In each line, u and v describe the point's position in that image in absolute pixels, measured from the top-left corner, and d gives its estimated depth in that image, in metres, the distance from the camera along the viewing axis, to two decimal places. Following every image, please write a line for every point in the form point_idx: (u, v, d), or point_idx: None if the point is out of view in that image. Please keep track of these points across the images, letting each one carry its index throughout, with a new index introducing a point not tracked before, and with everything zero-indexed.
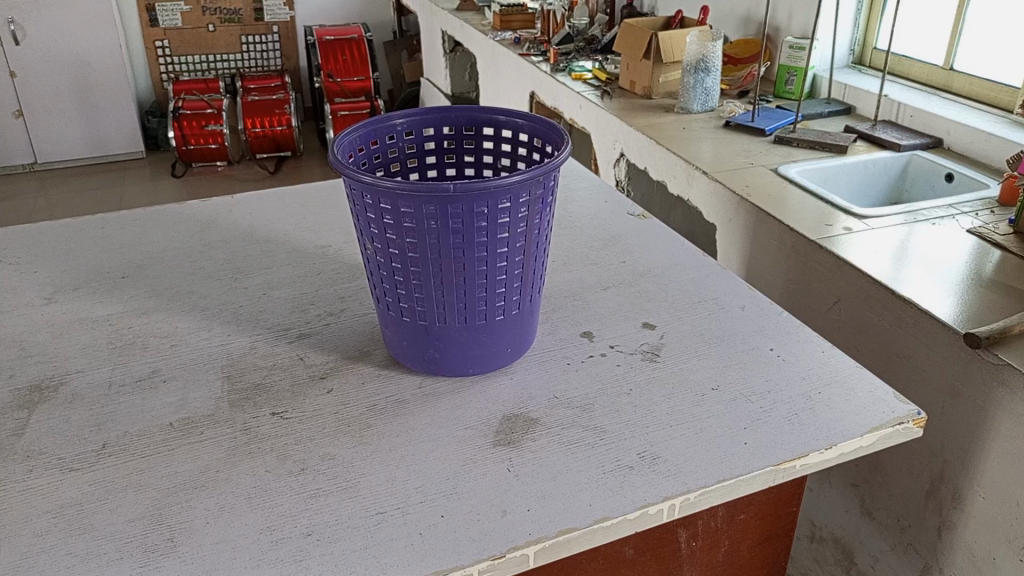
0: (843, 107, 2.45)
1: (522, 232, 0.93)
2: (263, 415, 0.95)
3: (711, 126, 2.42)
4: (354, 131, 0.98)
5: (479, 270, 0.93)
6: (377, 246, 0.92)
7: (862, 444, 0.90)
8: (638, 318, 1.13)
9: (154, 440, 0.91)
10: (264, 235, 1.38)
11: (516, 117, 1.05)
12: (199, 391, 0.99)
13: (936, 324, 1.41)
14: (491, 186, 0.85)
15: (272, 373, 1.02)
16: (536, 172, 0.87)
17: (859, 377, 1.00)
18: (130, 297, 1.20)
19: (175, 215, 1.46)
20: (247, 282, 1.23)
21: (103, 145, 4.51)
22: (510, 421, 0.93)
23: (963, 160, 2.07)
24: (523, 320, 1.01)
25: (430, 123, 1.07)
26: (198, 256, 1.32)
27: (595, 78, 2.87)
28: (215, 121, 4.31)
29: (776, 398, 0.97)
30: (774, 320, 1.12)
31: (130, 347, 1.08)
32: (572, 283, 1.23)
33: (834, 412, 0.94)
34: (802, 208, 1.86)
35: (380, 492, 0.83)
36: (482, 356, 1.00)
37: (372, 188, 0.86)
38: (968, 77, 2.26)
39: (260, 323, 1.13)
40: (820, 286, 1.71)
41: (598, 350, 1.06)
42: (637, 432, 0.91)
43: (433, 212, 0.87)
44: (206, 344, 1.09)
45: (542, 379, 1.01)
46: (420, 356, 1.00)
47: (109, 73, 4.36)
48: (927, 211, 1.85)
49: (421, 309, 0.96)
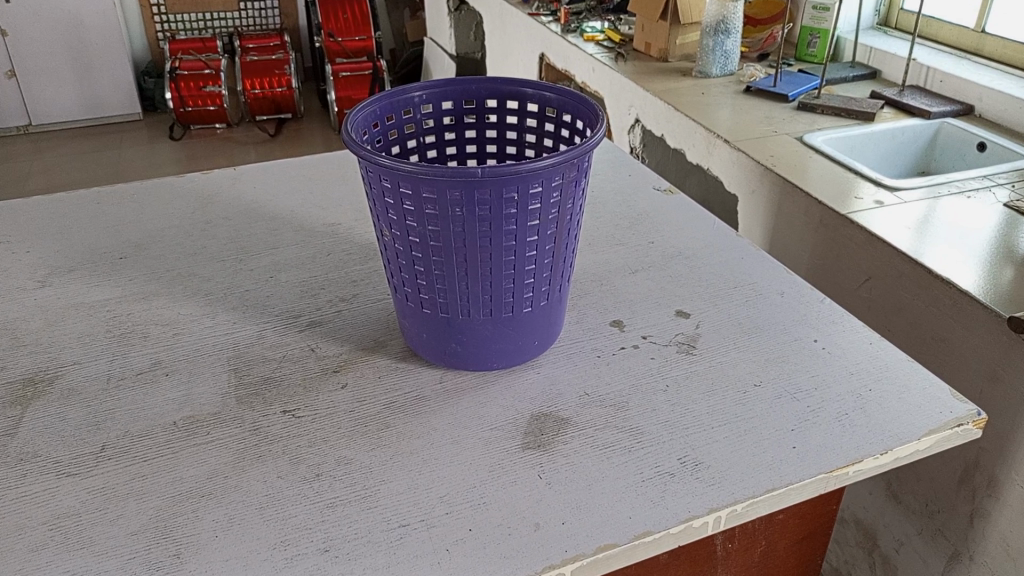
0: (868, 71, 2.35)
1: (554, 218, 0.85)
2: (274, 414, 0.88)
3: (731, 91, 2.32)
4: (369, 106, 0.89)
5: (507, 260, 0.85)
6: (396, 233, 0.85)
7: (918, 447, 0.84)
8: (670, 305, 1.06)
9: (157, 441, 0.85)
10: (269, 211, 1.30)
11: (544, 90, 0.96)
12: (204, 386, 0.93)
13: (976, 306, 1.34)
14: (523, 170, 0.77)
15: (282, 367, 0.96)
16: (571, 154, 0.79)
17: (910, 372, 0.94)
18: (128, 280, 1.13)
19: (175, 190, 1.38)
20: (252, 264, 1.16)
21: (99, 107, 4.39)
22: (539, 422, 0.87)
23: (995, 128, 1.98)
24: (551, 310, 0.94)
25: (449, 96, 0.98)
26: (200, 234, 1.24)
27: (608, 39, 2.75)
28: (213, 82, 4.19)
29: (823, 395, 0.90)
30: (816, 308, 1.05)
31: (128, 336, 1.01)
32: (597, 265, 1.15)
33: (886, 412, 0.87)
34: (828, 179, 1.78)
35: (402, 502, 0.77)
36: (507, 350, 0.93)
37: (390, 171, 0.78)
38: (999, 40, 2.17)
39: (267, 310, 1.06)
40: (849, 263, 1.63)
41: (629, 341, 0.99)
42: (676, 435, 0.85)
43: (458, 198, 0.79)
44: (209, 334, 1.02)
45: (571, 374, 0.94)
46: (442, 349, 0.93)
47: (103, 32, 4.23)
48: (960, 182, 1.77)
49: (443, 301, 0.88)
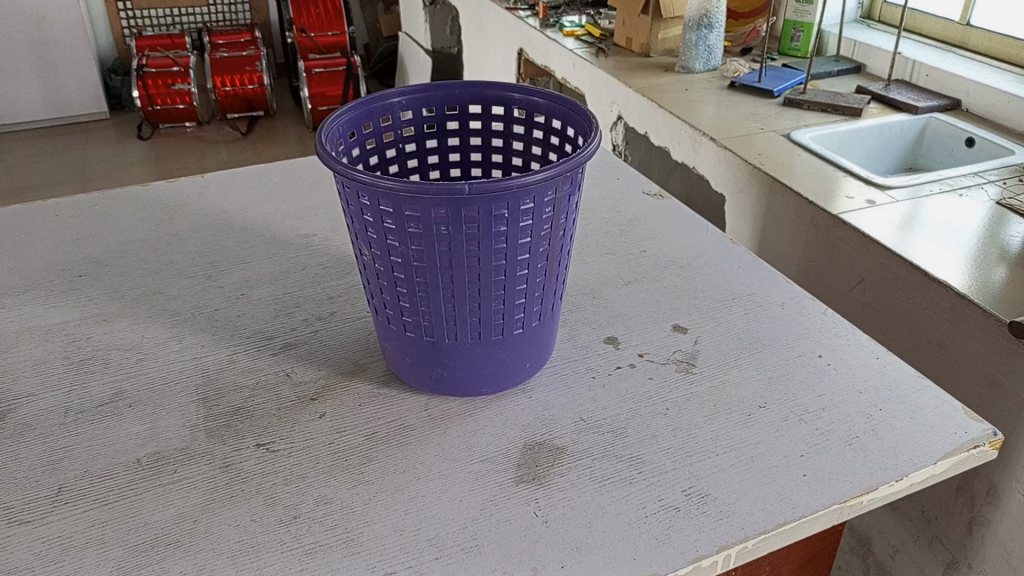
0: (852, 65, 2.31)
1: (546, 235, 0.79)
2: (246, 448, 0.82)
3: (714, 87, 2.27)
4: (344, 115, 0.83)
5: (496, 280, 0.79)
6: (376, 253, 0.78)
7: (933, 472, 0.80)
8: (666, 320, 1.00)
9: (119, 482, 0.78)
10: (239, 221, 1.23)
11: (532, 95, 0.90)
12: (171, 418, 0.86)
13: (975, 310, 1.30)
14: (513, 186, 0.71)
15: (255, 395, 0.89)
16: (564, 167, 0.73)
17: (921, 390, 0.89)
18: (88, 300, 1.05)
19: (139, 200, 1.30)
20: (222, 280, 1.09)
21: (63, 107, 4.26)
22: (533, 452, 0.81)
23: (983, 123, 1.95)
24: (544, 330, 0.88)
25: (430, 102, 0.92)
26: (166, 248, 1.17)
27: (587, 34, 2.69)
28: (182, 80, 4.07)
29: (832, 416, 0.85)
30: (819, 321, 1.00)
31: (88, 364, 0.94)
32: (588, 277, 1.10)
33: (899, 434, 0.83)
34: (818, 178, 1.73)
35: (387, 547, 0.71)
36: (497, 374, 0.87)
37: (369, 188, 0.72)
38: (985, 33, 2.14)
39: (238, 332, 0.99)
40: (842, 265, 1.59)
41: (624, 360, 0.94)
42: (679, 464, 0.80)
43: (443, 215, 0.73)
44: (176, 360, 0.95)
45: (565, 398, 0.88)
46: (427, 374, 0.87)
47: (66, 29, 4.10)
48: (952, 180, 1.73)
49: (427, 324, 0.82)
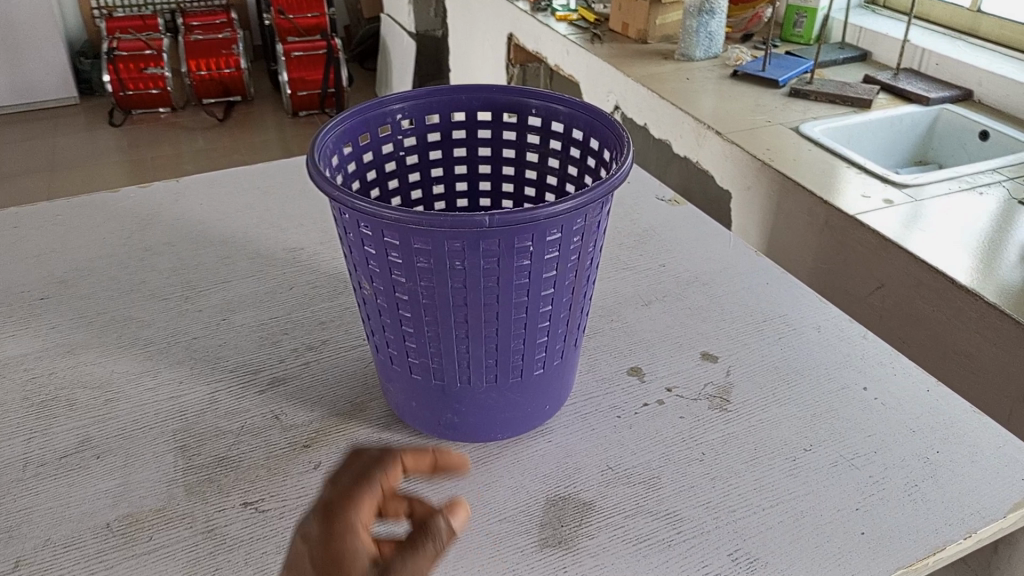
0: (858, 53, 2.22)
1: (573, 266, 0.69)
2: (232, 507, 0.72)
3: (716, 76, 2.17)
4: (338, 125, 0.73)
5: (517, 318, 0.69)
6: (378, 288, 0.68)
7: (1003, 527, 0.72)
8: (693, 347, 0.92)
9: (86, 552, 0.68)
10: (218, 233, 1.12)
11: (550, 101, 0.80)
12: (146, 471, 0.76)
13: (1007, 321, 1.22)
14: (540, 216, 0.61)
15: (239, 443, 0.79)
16: (597, 193, 0.63)
17: (977, 427, 0.81)
18: (50, 328, 0.94)
19: (106, 207, 1.19)
20: (201, 303, 0.99)
21: (30, 92, 4.08)
22: (557, 508, 0.72)
23: (997, 114, 1.87)
24: (566, 368, 0.79)
25: (434, 109, 0.82)
26: (138, 265, 1.06)
27: (581, 19, 2.58)
28: (155, 64, 3.91)
29: (886, 462, 0.77)
30: (860, 347, 0.92)
31: (50, 406, 0.83)
32: (604, 297, 1.00)
33: (961, 483, 0.75)
34: (831, 174, 1.64)
35: None
36: (514, 418, 0.78)
37: (372, 218, 0.62)
38: (995, 19, 2.06)
39: (219, 365, 0.89)
40: (859, 269, 1.51)
41: (652, 396, 0.85)
42: (721, 521, 0.71)
43: (458, 249, 0.63)
44: (151, 399, 0.84)
45: (588, 443, 0.79)
46: (434, 420, 0.77)
47: (32, 11, 3.92)
48: (971, 176, 1.65)
49: (436, 366, 0.72)
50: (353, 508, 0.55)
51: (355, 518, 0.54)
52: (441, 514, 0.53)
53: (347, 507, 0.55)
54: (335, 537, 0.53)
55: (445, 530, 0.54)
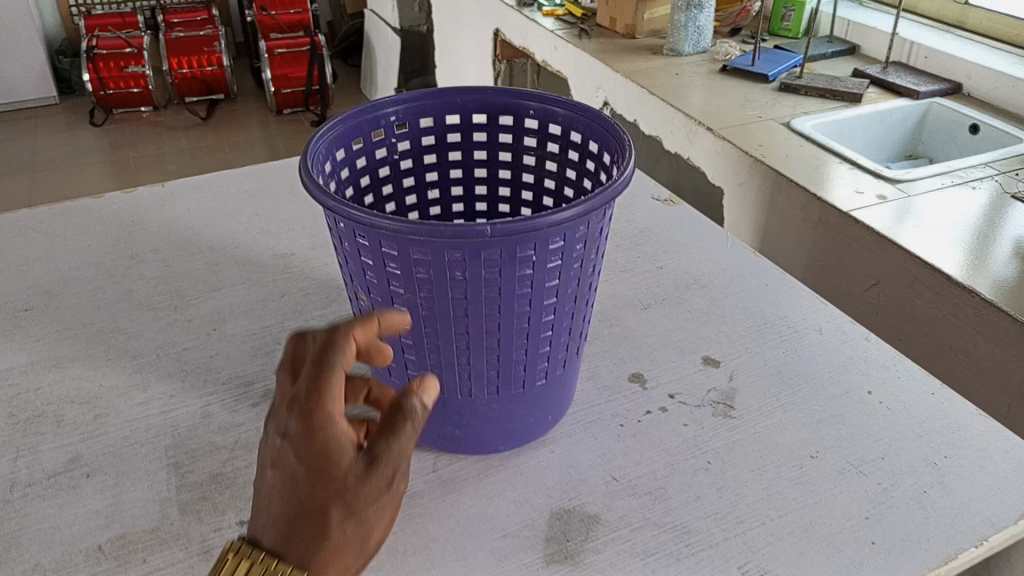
0: (846, 46, 2.22)
1: (575, 274, 0.67)
2: (228, 527, 0.70)
3: (705, 71, 2.16)
4: (330, 130, 0.70)
5: (519, 329, 0.67)
6: (376, 299, 0.67)
7: (1014, 533, 0.71)
8: (695, 351, 0.90)
9: None
10: (206, 240, 1.10)
11: (547, 103, 0.78)
12: (138, 490, 0.74)
13: (1004, 318, 1.22)
14: (543, 225, 0.59)
15: (234, 458, 0.77)
16: (600, 200, 0.61)
17: (983, 430, 0.80)
18: (35, 342, 0.92)
19: (90, 213, 1.16)
20: (191, 313, 0.96)
21: (8, 91, 4.01)
22: (562, 521, 0.71)
23: (986, 108, 1.86)
24: (567, 377, 0.77)
25: (428, 112, 0.79)
26: (124, 274, 1.03)
27: (568, 14, 2.56)
28: (135, 62, 3.85)
29: (894, 467, 0.76)
30: (863, 350, 0.91)
31: (36, 423, 0.81)
32: (602, 300, 0.99)
33: (970, 489, 0.74)
34: (824, 170, 1.64)
35: None
36: (516, 430, 0.76)
37: (369, 228, 0.60)
38: (983, 12, 2.06)
39: (211, 378, 0.87)
40: (853, 265, 1.50)
41: (654, 403, 0.83)
42: (730, 532, 0.70)
43: (459, 259, 0.61)
44: (141, 414, 0.82)
45: (590, 453, 0.78)
46: (434, 432, 0.76)
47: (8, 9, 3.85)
48: (963, 170, 1.64)
49: (436, 378, 0.70)
50: (326, 397, 0.55)
51: (329, 408, 0.54)
52: (413, 396, 0.56)
53: (318, 396, 0.54)
54: (313, 433, 0.54)
55: (422, 407, 0.56)
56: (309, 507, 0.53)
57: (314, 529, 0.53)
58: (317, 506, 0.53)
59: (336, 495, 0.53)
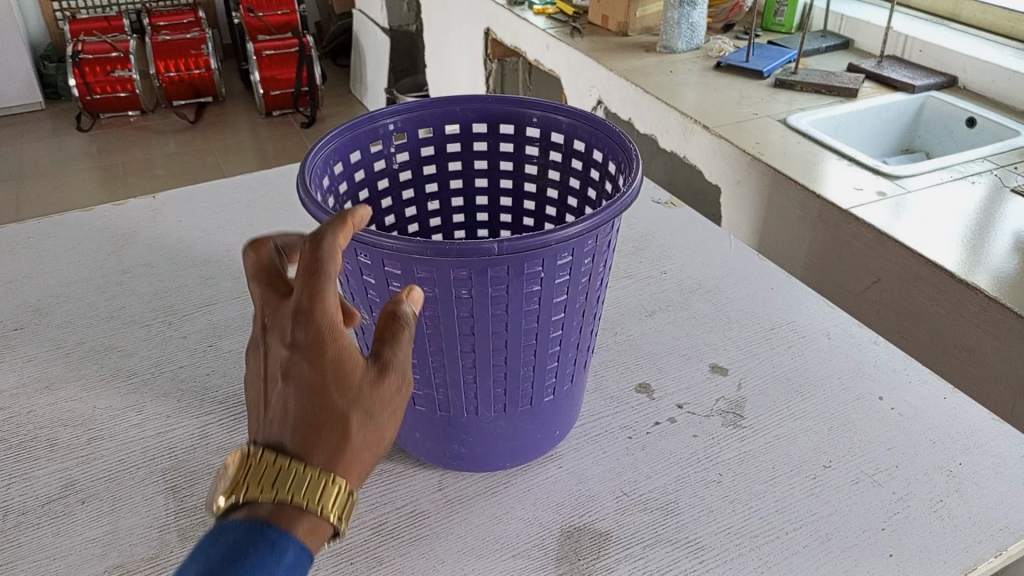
0: (840, 41, 2.20)
1: (583, 289, 0.65)
2: None
3: (699, 68, 2.14)
4: (328, 144, 0.68)
5: (527, 345, 0.66)
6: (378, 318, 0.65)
7: None
8: (702, 359, 0.89)
9: None
10: (200, 253, 1.08)
11: (550, 112, 0.76)
12: (135, 515, 0.72)
13: (1008, 315, 1.20)
14: (551, 241, 0.57)
15: None
16: (609, 213, 0.59)
17: (998, 435, 0.79)
18: (26, 363, 0.89)
19: (79, 226, 1.14)
20: (185, 329, 0.94)
21: None
22: (573, 539, 0.69)
23: (983, 100, 1.85)
24: (575, 392, 0.75)
25: (427, 121, 0.77)
26: (117, 289, 1.01)
27: (560, 12, 2.54)
28: (122, 66, 3.81)
29: (909, 476, 0.75)
30: (873, 355, 0.89)
31: (29, 449, 0.79)
32: (605, 308, 0.97)
33: (987, 497, 0.72)
34: (822, 167, 1.62)
35: None
36: (523, 446, 0.74)
37: (371, 247, 0.58)
38: (977, 4, 2.05)
39: (208, 396, 0.84)
40: (854, 263, 1.49)
41: (663, 414, 0.82)
42: (744, 548, 0.68)
43: (465, 277, 0.59)
44: (137, 436, 0.80)
45: (599, 468, 0.76)
46: (440, 451, 0.74)
47: None
48: (961, 165, 1.63)
49: (441, 397, 0.69)
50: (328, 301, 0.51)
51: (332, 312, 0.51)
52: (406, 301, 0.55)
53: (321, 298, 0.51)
54: (327, 338, 0.50)
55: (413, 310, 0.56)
56: (325, 417, 0.50)
57: (335, 439, 0.50)
58: (335, 413, 0.50)
59: (352, 399, 0.51)
